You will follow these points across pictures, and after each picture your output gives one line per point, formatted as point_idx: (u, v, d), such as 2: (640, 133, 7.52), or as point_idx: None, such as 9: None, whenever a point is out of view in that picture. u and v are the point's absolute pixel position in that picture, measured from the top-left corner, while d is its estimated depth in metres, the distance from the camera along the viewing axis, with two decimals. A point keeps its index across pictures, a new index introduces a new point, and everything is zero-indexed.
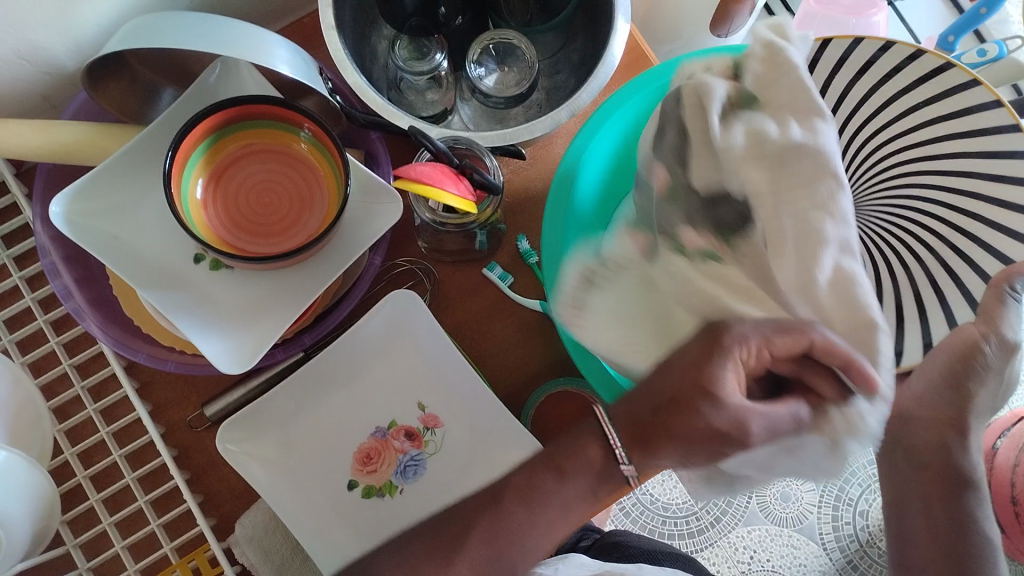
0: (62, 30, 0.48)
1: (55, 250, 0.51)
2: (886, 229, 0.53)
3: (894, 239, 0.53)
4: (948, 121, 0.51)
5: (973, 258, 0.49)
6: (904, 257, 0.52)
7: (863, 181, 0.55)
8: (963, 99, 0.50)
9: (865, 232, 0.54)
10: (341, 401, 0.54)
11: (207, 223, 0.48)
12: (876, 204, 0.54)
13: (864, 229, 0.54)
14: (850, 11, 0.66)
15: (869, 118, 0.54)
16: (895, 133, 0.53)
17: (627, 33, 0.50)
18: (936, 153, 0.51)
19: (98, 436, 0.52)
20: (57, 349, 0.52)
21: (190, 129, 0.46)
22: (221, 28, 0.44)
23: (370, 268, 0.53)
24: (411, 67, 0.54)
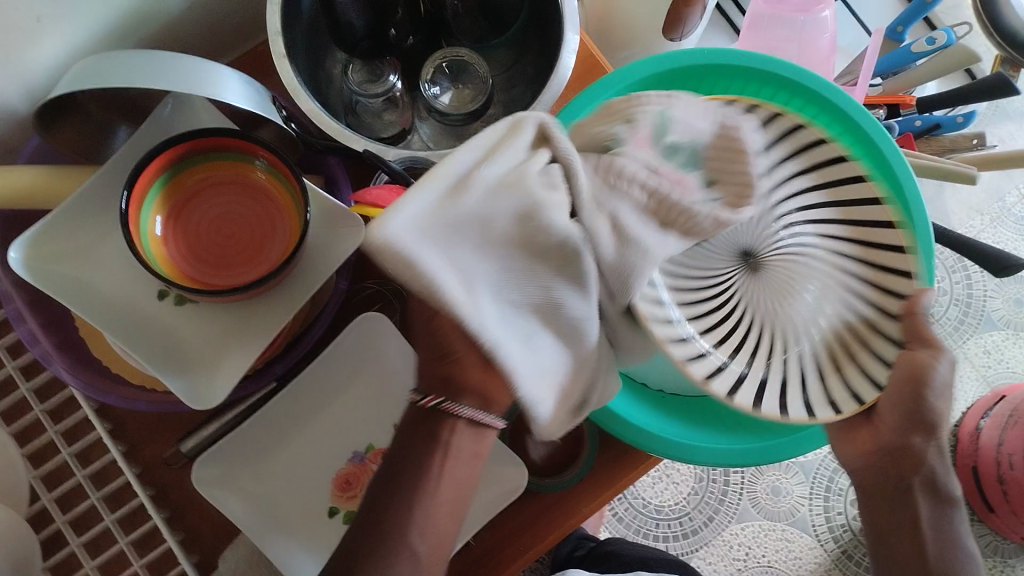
0: (11, 74, 0.47)
1: (18, 296, 0.50)
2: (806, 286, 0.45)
3: (816, 294, 0.45)
4: (829, 166, 0.46)
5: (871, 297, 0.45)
6: (830, 320, 0.44)
7: (768, 227, 0.45)
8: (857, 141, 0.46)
9: (780, 285, 0.45)
10: (317, 428, 0.53)
11: (167, 258, 0.48)
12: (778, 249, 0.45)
13: (778, 280, 0.45)
14: (798, 8, 0.67)
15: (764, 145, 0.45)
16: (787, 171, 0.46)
17: (578, 43, 0.50)
18: (833, 183, 0.47)
19: (74, 480, 0.51)
20: (28, 396, 0.52)
21: (144, 166, 0.46)
22: (169, 62, 0.44)
23: (337, 293, 0.53)
24: (367, 90, 0.54)
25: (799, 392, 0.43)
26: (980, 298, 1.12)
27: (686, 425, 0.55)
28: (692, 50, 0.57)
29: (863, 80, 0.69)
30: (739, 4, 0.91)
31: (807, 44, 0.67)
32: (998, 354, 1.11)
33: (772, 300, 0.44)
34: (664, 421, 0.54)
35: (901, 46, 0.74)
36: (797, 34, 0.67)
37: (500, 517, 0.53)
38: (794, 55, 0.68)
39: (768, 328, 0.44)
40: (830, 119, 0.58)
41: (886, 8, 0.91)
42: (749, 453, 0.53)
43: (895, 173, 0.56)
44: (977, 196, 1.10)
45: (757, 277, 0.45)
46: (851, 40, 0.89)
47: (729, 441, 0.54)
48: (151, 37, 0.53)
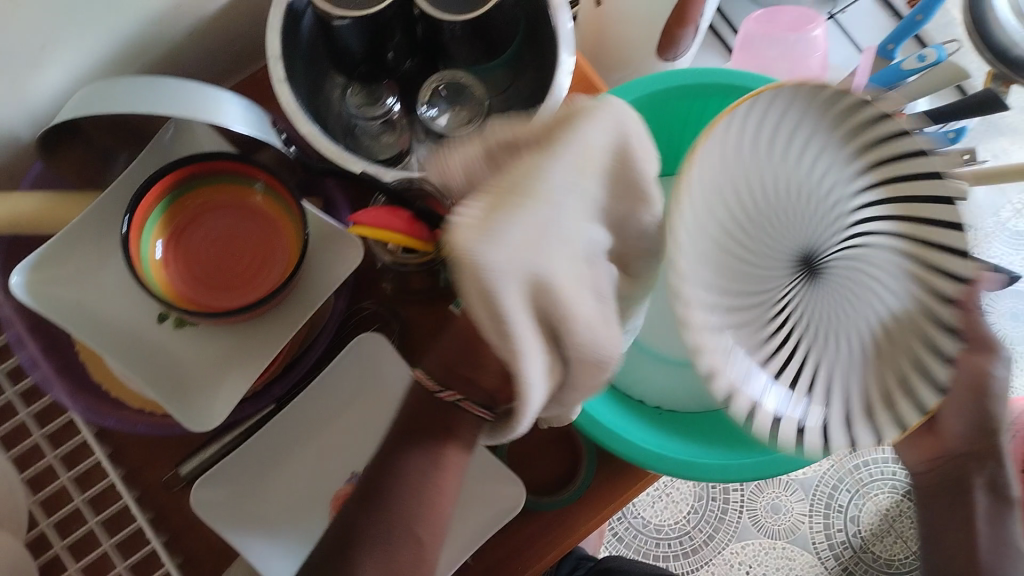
0: (13, 101, 0.48)
1: (18, 321, 0.51)
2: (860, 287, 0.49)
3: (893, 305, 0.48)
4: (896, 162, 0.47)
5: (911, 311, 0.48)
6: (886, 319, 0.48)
7: (826, 225, 0.50)
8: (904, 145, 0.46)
9: (842, 289, 0.50)
10: (316, 449, 0.54)
11: (167, 281, 0.48)
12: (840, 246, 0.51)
13: (840, 286, 0.50)
14: (789, 28, 0.68)
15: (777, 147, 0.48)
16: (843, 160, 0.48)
17: (573, 64, 0.51)
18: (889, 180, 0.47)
19: (73, 505, 0.51)
20: (27, 421, 0.52)
21: (145, 191, 0.46)
22: (170, 88, 0.45)
23: (335, 314, 0.53)
24: (365, 113, 0.56)
25: (886, 421, 0.46)
26: None
27: (701, 446, 0.55)
28: (688, 70, 0.57)
29: (854, 98, 0.69)
30: (731, 25, 0.92)
31: (798, 63, 0.68)
32: None
33: (834, 301, 0.50)
34: (673, 444, 0.54)
35: (892, 64, 0.75)
36: (789, 53, 0.68)
37: (499, 537, 0.53)
38: (787, 70, 0.68)
39: (831, 325, 0.50)
40: None
41: (877, 27, 0.93)
42: (761, 463, 0.52)
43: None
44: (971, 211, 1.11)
45: (814, 284, 0.51)
46: (843, 58, 0.90)
47: (743, 454, 0.53)
48: (151, 64, 0.54)
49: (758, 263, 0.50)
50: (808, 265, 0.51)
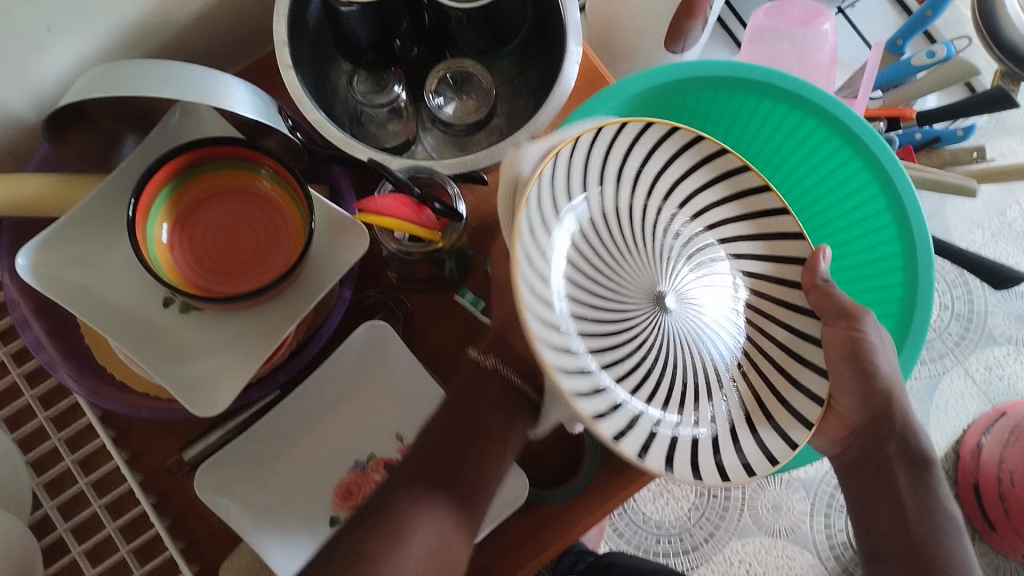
0: (19, 83, 0.48)
1: (24, 303, 0.51)
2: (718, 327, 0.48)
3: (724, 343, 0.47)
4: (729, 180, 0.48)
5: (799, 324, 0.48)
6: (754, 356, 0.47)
7: (680, 260, 0.49)
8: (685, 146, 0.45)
9: (682, 341, 0.47)
10: (320, 437, 0.54)
11: (173, 265, 0.48)
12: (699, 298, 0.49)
13: (677, 338, 0.47)
14: (799, 22, 0.67)
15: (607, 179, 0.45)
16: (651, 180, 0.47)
17: (579, 55, 0.51)
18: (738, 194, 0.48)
19: (77, 487, 0.51)
20: (33, 403, 0.52)
21: (151, 176, 0.46)
22: (177, 72, 0.45)
23: (341, 301, 0.53)
24: (371, 100, 0.55)
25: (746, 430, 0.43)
26: (981, 312, 1.12)
27: None
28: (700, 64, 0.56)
29: (863, 93, 0.69)
30: (740, 18, 0.92)
31: (807, 57, 0.68)
32: (1000, 368, 1.11)
33: (683, 358, 0.46)
34: None
35: (901, 60, 0.75)
36: (798, 46, 0.68)
37: (501, 529, 0.54)
38: (794, 65, 0.68)
39: (679, 364, 0.46)
40: (829, 131, 0.59)
41: (886, 23, 0.92)
42: None
43: (896, 187, 0.58)
44: (978, 210, 1.11)
45: (668, 321, 0.47)
46: (852, 54, 0.90)
47: None
48: (158, 48, 0.54)
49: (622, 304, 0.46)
50: (665, 299, 0.47)
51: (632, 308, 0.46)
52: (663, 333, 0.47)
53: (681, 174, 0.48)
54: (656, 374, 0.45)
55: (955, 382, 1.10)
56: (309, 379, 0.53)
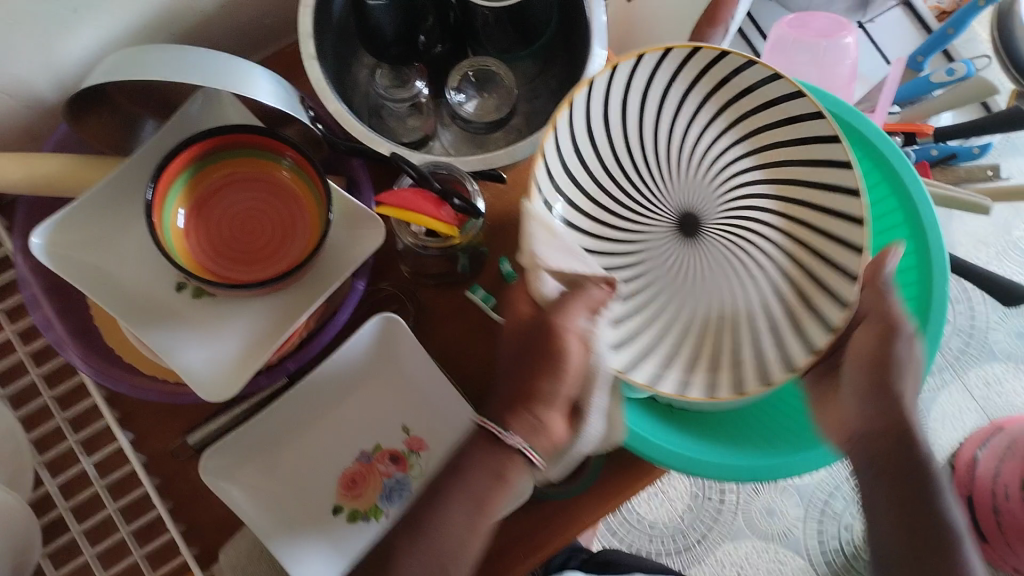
0: (42, 62, 0.48)
1: (35, 282, 0.51)
2: (735, 238, 0.57)
3: (746, 248, 0.56)
4: (762, 134, 0.56)
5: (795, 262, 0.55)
6: (758, 254, 0.56)
7: (714, 193, 0.57)
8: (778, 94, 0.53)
9: (718, 250, 0.57)
10: (327, 426, 0.54)
11: (188, 251, 0.48)
12: (723, 218, 0.57)
13: (716, 244, 0.57)
14: (820, 35, 0.68)
15: (674, 148, 0.57)
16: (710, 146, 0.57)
17: (603, 59, 0.51)
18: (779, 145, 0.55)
19: (80, 467, 0.51)
20: (38, 381, 0.52)
21: (172, 159, 0.46)
22: (201, 59, 0.45)
23: (354, 293, 0.53)
24: (392, 95, 0.55)
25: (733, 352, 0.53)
26: (983, 329, 1.12)
27: (692, 437, 0.54)
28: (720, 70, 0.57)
29: (882, 107, 0.69)
30: (758, 27, 0.92)
31: (826, 69, 0.67)
32: (999, 386, 1.11)
33: (713, 258, 0.57)
34: (665, 432, 0.53)
35: (920, 77, 0.76)
36: (818, 59, 0.68)
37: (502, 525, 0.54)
38: (815, 76, 0.68)
39: (682, 270, 0.57)
40: (851, 145, 0.59)
41: (903, 38, 0.92)
42: (746, 470, 0.52)
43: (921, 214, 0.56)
44: (984, 228, 1.11)
45: (689, 242, 0.57)
46: (869, 67, 0.90)
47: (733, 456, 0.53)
48: (181, 33, 0.54)
49: (636, 233, 0.57)
50: (687, 223, 0.57)
51: (651, 224, 0.57)
52: (678, 262, 0.57)
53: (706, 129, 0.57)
54: (656, 306, 0.56)
55: (954, 395, 1.11)
56: (318, 368, 0.53)
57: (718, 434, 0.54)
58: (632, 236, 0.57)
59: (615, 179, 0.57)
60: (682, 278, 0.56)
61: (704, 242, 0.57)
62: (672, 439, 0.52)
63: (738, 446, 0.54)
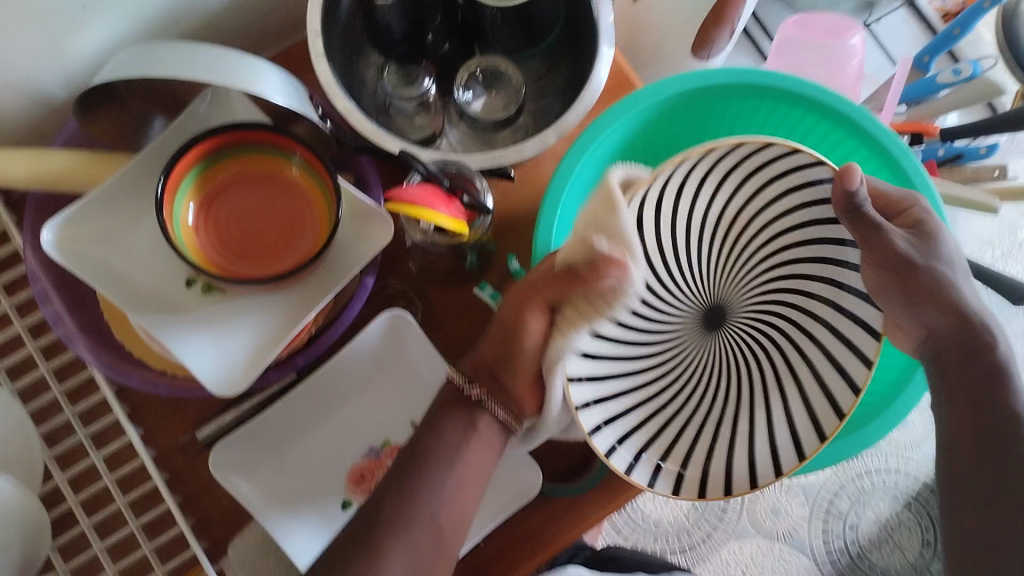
0: (54, 59, 0.48)
1: (45, 277, 0.51)
2: (755, 333, 0.56)
3: (756, 345, 0.55)
4: (788, 230, 0.54)
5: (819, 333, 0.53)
6: (764, 358, 0.55)
7: (742, 286, 0.57)
8: (791, 201, 0.52)
9: (732, 343, 0.56)
10: (335, 421, 0.54)
11: (198, 247, 0.49)
12: (749, 306, 0.56)
13: (732, 338, 0.56)
14: (827, 35, 0.68)
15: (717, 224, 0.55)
16: (760, 204, 0.53)
17: (613, 57, 0.51)
18: (801, 241, 0.54)
19: (90, 461, 0.52)
20: (49, 376, 0.52)
21: (182, 156, 0.47)
22: (212, 56, 0.45)
23: (362, 289, 0.53)
24: (400, 93, 0.55)
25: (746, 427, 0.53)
26: None
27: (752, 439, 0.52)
28: (730, 70, 0.56)
29: (889, 103, 0.69)
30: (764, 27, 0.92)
31: (835, 69, 0.68)
32: None
33: (724, 349, 0.56)
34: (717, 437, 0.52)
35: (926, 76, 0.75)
36: (826, 58, 0.68)
37: (510, 521, 0.54)
38: (823, 77, 0.68)
39: (704, 364, 0.55)
40: (858, 141, 0.59)
41: (909, 38, 0.93)
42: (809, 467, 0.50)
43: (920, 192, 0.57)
44: (990, 229, 1.11)
45: (708, 333, 0.56)
46: (875, 67, 0.90)
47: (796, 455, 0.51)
48: (191, 31, 0.54)
49: (668, 311, 0.56)
50: (711, 314, 0.57)
51: (682, 309, 0.56)
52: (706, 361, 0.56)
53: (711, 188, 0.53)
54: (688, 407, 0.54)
55: None
56: (327, 363, 0.54)
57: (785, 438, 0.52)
58: (667, 312, 0.56)
59: (664, 257, 0.55)
60: (713, 405, 0.54)
61: (715, 337, 0.56)
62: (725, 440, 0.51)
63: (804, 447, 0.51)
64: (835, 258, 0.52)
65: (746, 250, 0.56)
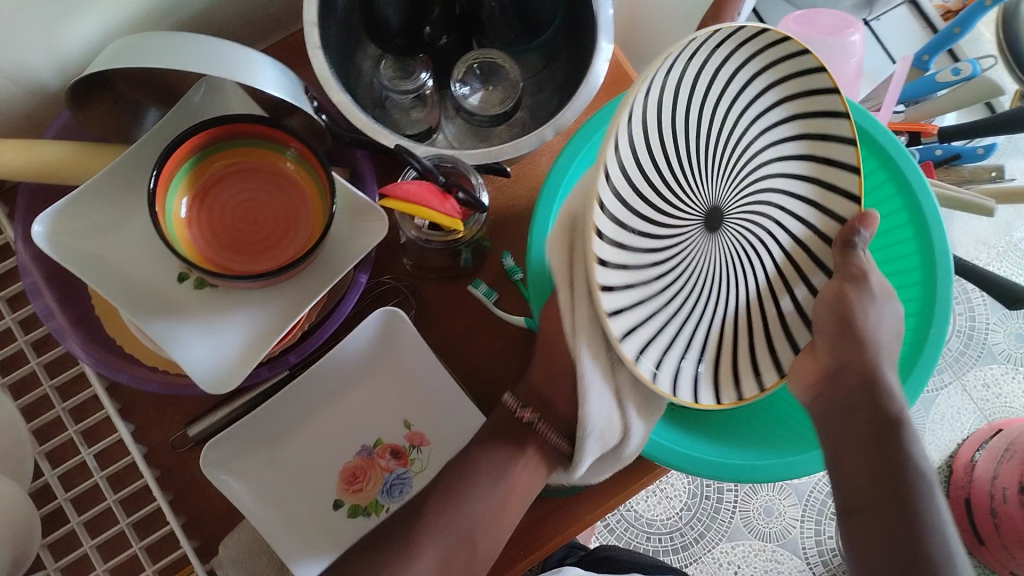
0: (45, 49, 0.48)
1: (36, 270, 0.50)
2: (744, 246, 0.54)
3: (751, 254, 0.54)
4: (812, 93, 0.50)
5: (802, 234, 0.54)
6: (762, 259, 0.54)
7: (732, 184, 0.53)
8: (822, 98, 0.49)
9: (731, 248, 0.53)
10: (327, 419, 0.54)
11: (191, 241, 0.48)
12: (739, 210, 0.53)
13: (729, 244, 0.53)
14: (827, 31, 0.67)
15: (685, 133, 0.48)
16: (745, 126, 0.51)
17: (611, 53, 0.50)
18: (807, 98, 0.50)
19: (80, 458, 0.51)
20: (38, 371, 0.52)
21: (176, 147, 0.46)
22: (206, 47, 0.44)
23: (357, 286, 0.52)
24: (396, 86, 0.55)
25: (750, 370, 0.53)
26: (982, 330, 1.12)
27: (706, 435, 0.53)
28: None
29: (888, 103, 0.69)
30: (764, 24, 0.92)
31: (833, 65, 0.67)
32: (997, 387, 1.11)
33: (723, 250, 0.53)
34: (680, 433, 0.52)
35: (925, 76, 0.75)
36: (824, 54, 0.67)
37: None
38: (820, 75, 0.68)
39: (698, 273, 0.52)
40: (859, 143, 0.58)
41: (908, 37, 0.92)
42: (727, 469, 0.50)
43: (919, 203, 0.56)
44: (985, 229, 1.11)
45: (709, 235, 0.53)
46: (874, 66, 0.90)
47: (721, 455, 0.51)
48: (185, 22, 0.53)
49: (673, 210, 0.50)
50: (711, 217, 0.52)
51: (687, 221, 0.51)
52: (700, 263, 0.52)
53: (765, 108, 0.51)
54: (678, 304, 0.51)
55: (953, 397, 1.10)
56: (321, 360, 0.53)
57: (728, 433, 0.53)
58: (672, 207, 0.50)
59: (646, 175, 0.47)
60: (711, 339, 0.52)
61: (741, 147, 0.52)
62: (683, 439, 0.52)
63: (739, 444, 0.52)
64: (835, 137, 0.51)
65: (732, 155, 0.52)
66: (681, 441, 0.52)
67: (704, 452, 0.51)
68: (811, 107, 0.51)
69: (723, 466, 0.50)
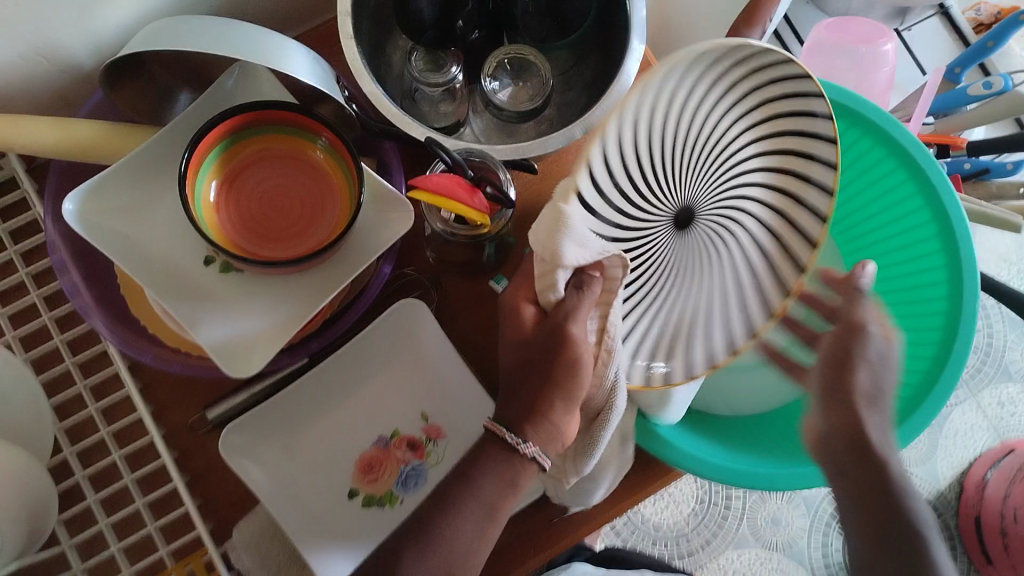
0: (81, 28, 0.48)
1: (63, 247, 0.50)
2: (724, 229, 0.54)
3: (731, 236, 0.54)
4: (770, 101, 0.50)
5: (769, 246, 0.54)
6: (737, 245, 0.54)
7: (709, 181, 0.53)
8: (787, 104, 0.50)
9: (705, 239, 0.54)
10: (345, 409, 0.54)
11: (218, 225, 0.48)
12: (715, 206, 0.54)
13: (705, 235, 0.54)
14: (860, 40, 0.67)
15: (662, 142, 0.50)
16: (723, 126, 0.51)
17: (642, 53, 0.50)
18: (773, 115, 0.51)
19: (99, 436, 0.51)
20: (61, 347, 0.52)
21: (207, 132, 0.46)
22: (242, 33, 0.44)
23: (379, 277, 0.52)
24: (426, 79, 0.55)
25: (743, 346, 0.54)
26: (998, 348, 1.11)
27: (728, 449, 0.56)
28: None
29: (918, 114, 0.69)
30: (794, 32, 0.91)
31: (865, 75, 0.67)
32: (1013, 406, 1.10)
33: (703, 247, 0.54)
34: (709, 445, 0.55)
35: (957, 88, 0.75)
36: (856, 64, 0.67)
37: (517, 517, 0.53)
38: (853, 83, 0.67)
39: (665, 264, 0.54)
40: (898, 161, 0.58)
41: (938, 49, 0.92)
42: (739, 475, 0.53)
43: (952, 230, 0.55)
44: (1007, 246, 1.10)
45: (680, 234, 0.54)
46: (904, 77, 0.89)
47: (739, 465, 0.54)
48: (220, 7, 0.54)
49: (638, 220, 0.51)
50: (682, 216, 0.53)
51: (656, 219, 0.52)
52: (667, 255, 0.54)
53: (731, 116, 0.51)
54: (649, 300, 0.53)
55: (966, 414, 1.10)
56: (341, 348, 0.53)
57: (747, 449, 0.57)
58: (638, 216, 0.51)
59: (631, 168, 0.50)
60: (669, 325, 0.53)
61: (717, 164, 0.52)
62: (712, 450, 0.54)
63: (757, 459, 0.55)
64: (798, 129, 0.51)
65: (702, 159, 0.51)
66: (706, 448, 0.54)
67: (716, 457, 0.54)
68: (779, 110, 0.50)
69: (735, 474, 0.53)
